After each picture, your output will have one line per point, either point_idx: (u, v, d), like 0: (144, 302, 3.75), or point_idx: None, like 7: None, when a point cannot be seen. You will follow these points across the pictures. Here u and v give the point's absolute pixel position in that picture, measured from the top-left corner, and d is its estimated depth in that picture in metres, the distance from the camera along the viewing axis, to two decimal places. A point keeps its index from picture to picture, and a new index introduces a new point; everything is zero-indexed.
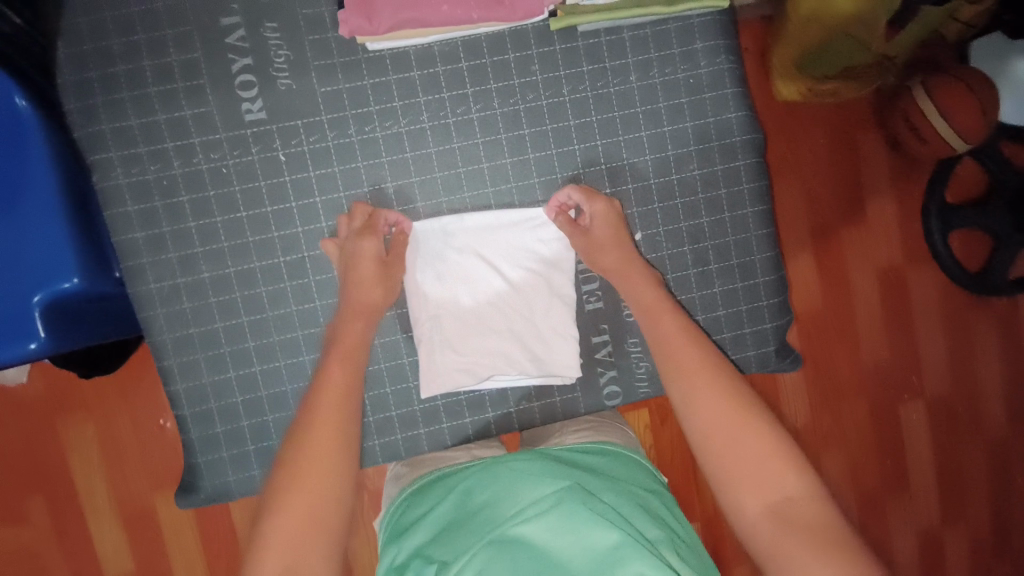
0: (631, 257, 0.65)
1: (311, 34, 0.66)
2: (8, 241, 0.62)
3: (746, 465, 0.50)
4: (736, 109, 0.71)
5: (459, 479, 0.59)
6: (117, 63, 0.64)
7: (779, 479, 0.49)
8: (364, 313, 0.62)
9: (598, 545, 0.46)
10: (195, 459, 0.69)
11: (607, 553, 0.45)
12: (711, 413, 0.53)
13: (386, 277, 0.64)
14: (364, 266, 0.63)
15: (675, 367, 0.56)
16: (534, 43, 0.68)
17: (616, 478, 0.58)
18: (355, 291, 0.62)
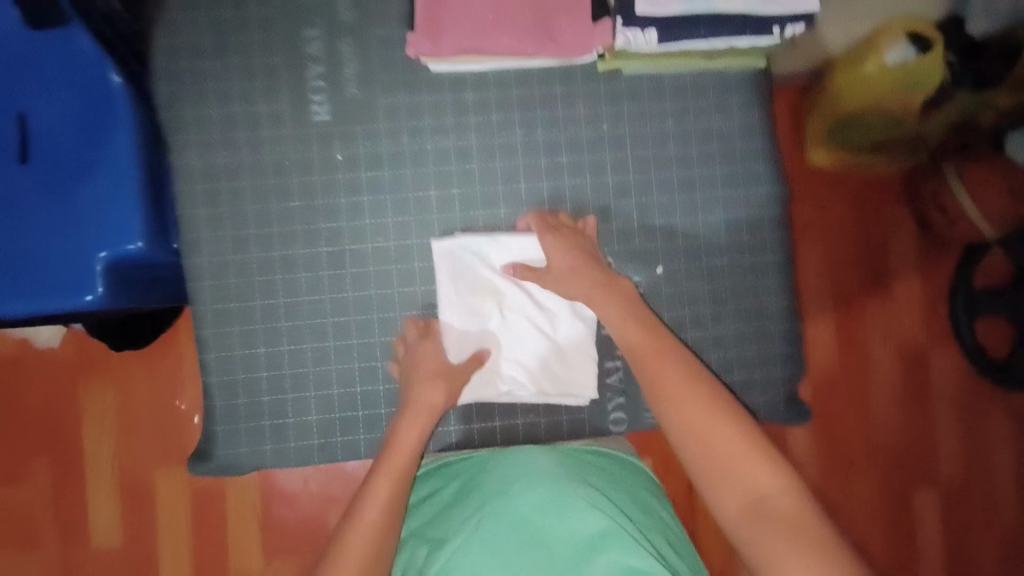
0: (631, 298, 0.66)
1: (381, 53, 0.72)
2: (86, 202, 0.69)
3: (726, 466, 0.53)
4: (765, 162, 0.75)
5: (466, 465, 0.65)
6: (207, 58, 0.71)
7: (754, 475, 0.52)
8: (423, 413, 0.65)
9: (588, 530, 0.54)
10: (213, 428, 0.72)
11: (595, 537, 0.53)
12: (684, 414, 0.56)
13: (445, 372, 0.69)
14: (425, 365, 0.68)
15: (654, 378, 0.59)
16: (581, 81, 0.74)
17: (619, 478, 0.64)
18: (420, 391, 0.67)
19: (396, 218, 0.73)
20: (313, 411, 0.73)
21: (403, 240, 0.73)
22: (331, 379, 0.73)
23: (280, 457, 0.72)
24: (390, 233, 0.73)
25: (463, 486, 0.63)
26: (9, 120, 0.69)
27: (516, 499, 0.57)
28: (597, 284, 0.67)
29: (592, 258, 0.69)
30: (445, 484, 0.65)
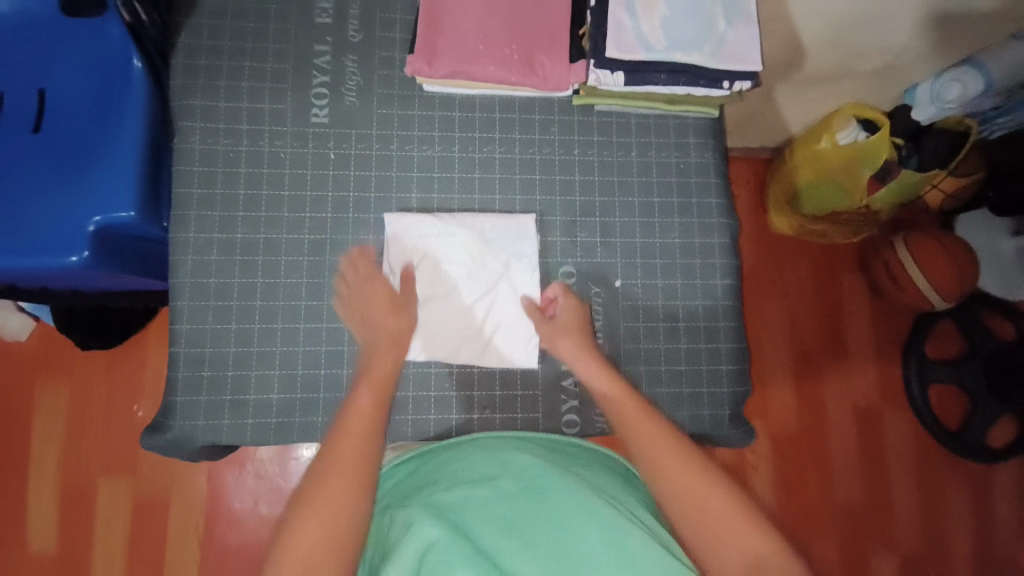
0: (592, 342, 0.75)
1: (382, 70, 0.81)
2: (88, 170, 0.74)
3: (717, 527, 0.58)
4: (717, 196, 0.84)
5: (446, 475, 0.68)
6: (224, 59, 0.78)
7: (747, 538, 0.57)
8: (391, 345, 0.71)
9: (568, 512, 0.60)
10: (173, 398, 0.74)
11: (573, 518, 0.59)
12: (677, 479, 0.61)
13: (403, 307, 0.74)
14: (380, 299, 0.73)
15: (643, 438, 0.65)
16: (557, 111, 0.83)
17: (585, 462, 0.71)
18: (381, 323, 0.72)
19: (378, 215, 0.79)
20: (275, 389, 0.75)
21: (381, 235, 0.79)
22: (296, 360, 0.76)
23: (236, 433, 0.74)
24: (370, 227, 0.79)
25: (436, 479, 0.68)
26: (29, 93, 0.75)
27: (493, 485, 0.64)
28: (580, 346, 0.74)
29: (581, 335, 0.75)
30: (416, 479, 0.70)
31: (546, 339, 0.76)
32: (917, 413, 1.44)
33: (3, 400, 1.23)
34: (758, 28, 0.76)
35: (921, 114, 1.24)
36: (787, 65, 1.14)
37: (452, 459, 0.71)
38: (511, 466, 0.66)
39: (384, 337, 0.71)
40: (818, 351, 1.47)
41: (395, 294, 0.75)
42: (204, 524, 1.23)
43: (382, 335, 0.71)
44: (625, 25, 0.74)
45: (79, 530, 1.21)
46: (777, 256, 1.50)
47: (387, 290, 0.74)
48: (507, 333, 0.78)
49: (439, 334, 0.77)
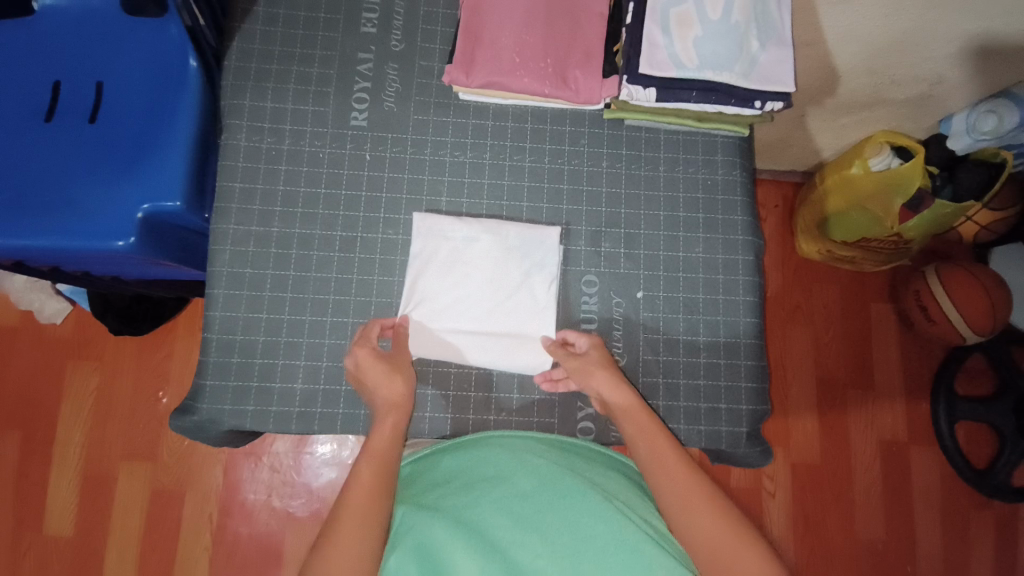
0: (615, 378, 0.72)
1: (420, 78, 0.84)
2: (138, 161, 0.78)
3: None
4: (743, 214, 0.85)
5: (460, 479, 0.69)
6: (273, 62, 0.82)
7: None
8: (392, 410, 0.69)
9: (582, 522, 0.62)
10: (203, 381, 0.76)
11: (585, 529, 0.61)
12: (710, 538, 0.60)
13: (399, 370, 0.71)
14: (376, 370, 0.70)
15: (678, 500, 0.63)
16: (588, 124, 0.85)
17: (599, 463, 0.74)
18: (381, 392, 0.69)
19: (408, 216, 0.81)
20: (300, 379, 0.77)
21: (409, 236, 0.81)
22: (322, 352, 0.78)
23: (260, 419, 0.76)
24: (401, 227, 0.81)
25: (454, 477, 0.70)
26: (87, 85, 0.80)
27: (509, 484, 0.67)
28: (614, 380, 0.72)
29: (614, 369, 0.73)
30: (434, 475, 0.72)
31: (579, 377, 0.74)
32: (945, 452, 1.40)
33: (35, 383, 1.28)
34: (791, 50, 0.77)
35: (957, 143, 1.24)
36: (820, 89, 1.15)
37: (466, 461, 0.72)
38: (526, 465, 0.69)
39: (388, 404, 0.69)
40: (844, 380, 1.44)
41: (388, 359, 0.71)
42: (218, 516, 1.26)
43: (383, 401, 0.69)
44: (659, 44, 0.76)
45: (97, 515, 1.24)
46: (803, 282, 1.49)
47: (384, 361, 0.71)
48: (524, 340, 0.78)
49: (452, 329, 0.78)
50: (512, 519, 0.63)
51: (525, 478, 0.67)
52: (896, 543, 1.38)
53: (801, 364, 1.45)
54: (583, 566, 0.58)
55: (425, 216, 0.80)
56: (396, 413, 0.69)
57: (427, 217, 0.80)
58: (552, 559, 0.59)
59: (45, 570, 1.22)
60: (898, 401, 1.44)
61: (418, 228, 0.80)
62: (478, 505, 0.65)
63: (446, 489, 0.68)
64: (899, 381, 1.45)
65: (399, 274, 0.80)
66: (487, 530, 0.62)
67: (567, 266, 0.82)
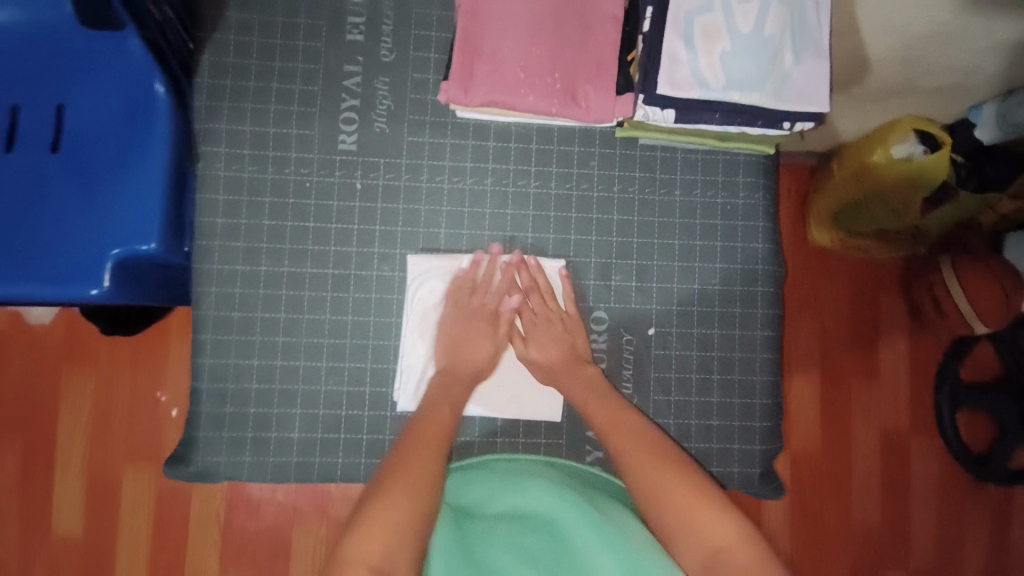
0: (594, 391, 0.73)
1: (414, 94, 0.76)
2: (105, 200, 0.71)
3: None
4: (763, 242, 0.79)
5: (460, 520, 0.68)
6: (251, 79, 0.74)
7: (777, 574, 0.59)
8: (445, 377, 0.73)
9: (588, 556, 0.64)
10: (195, 432, 0.73)
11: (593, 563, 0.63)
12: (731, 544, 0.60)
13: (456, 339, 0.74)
14: (478, 336, 0.75)
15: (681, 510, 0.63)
16: (598, 144, 0.78)
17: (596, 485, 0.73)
18: (474, 356, 0.74)
19: (404, 252, 0.76)
20: (297, 428, 0.74)
21: (406, 272, 0.76)
22: (318, 399, 0.74)
23: (257, 469, 0.73)
24: (397, 263, 0.75)
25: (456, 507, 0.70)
26: (47, 109, 0.72)
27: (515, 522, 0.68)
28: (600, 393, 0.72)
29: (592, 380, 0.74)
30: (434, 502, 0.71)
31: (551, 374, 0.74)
32: (947, 444, 1.39)
33: (27, 390, 1.25)
34: (828, 64, 0.69)
35: (985, 133, 1.16)
36: (847, 77, 1.05)
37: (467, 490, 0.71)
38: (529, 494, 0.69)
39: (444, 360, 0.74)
40: (848, 371, 1.42)
41: (496, 344, 0.76)
42: (224, 516, 1.26)
43: (467, 372, 0.74)
44: (681, 59, 0.68)
45: (104, 518, 1.24)
46: (813, 274, 1.43)
47: (489, 347, 0.75)
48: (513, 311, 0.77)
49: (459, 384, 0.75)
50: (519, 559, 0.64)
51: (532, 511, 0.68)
52: (894, 532, 1.40)
53: (805, 355, 1.42)
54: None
55: (421, 257, 0.75)
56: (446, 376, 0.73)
57: (423, 260, 0.75)
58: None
59: (56, 570, 1.24)
60: (902, 390, 1.43)
61: (416, 270, 0.75)
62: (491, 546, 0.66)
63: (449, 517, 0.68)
64: (905, 371, 1.43)
65: (397, 314, 0.75)
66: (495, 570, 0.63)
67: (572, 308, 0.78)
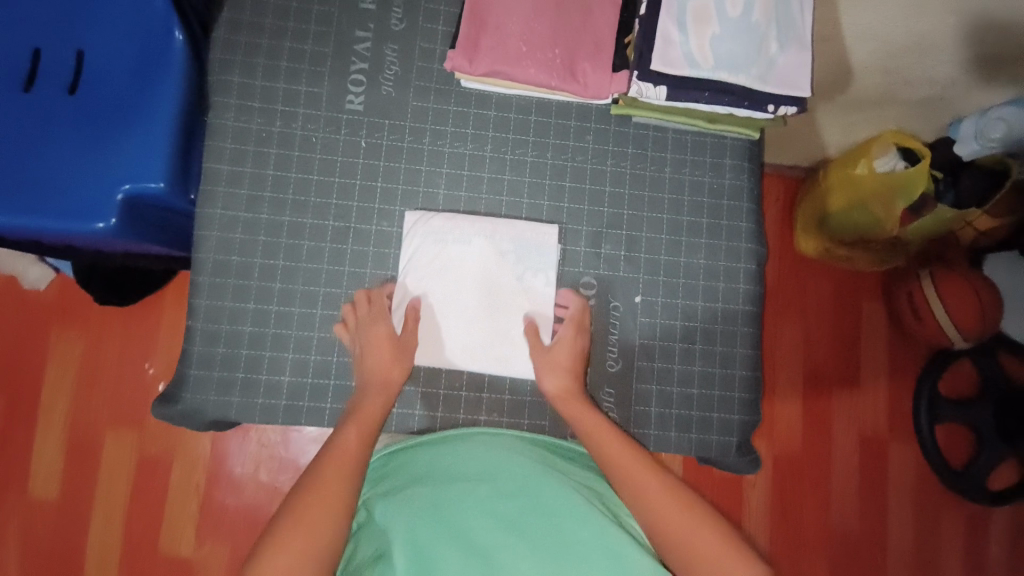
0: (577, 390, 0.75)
1: (421, 61, 0.80)
2: (117, 140, 0.74)
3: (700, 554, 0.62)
4: (748, 221, 0.83)
5: (431, 491, 0.68)
6: (265, 37, 0.78)
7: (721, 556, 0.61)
8: (383, 390, 0.72)
9: (564, 520, 0.65)
10: (187, 370, 0.75)
11: (569, 525, 0.65)
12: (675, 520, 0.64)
13: (401, 353, 0.74)
14: (382, 349, 0.73)
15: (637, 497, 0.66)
16: (594, 119, 0.82)
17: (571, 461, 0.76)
18: (380, 370, 0.73)
19: (403, 210, 0.78)
20: (288, 372, 0.76)
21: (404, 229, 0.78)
22: (311, 345, 0.76)
23: (245, 411, 0.75)
24: (396, 219, 0.78)
25: (437, 475, 0.70)
26: (66, 52, 0.76)
27: (491, 485, 0.68)
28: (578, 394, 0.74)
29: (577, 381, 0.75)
30: (410, 469, 0.73)
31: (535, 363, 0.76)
32: (926, 455, 1.41)
33: (16, 348, 1.25)
34: (810, 53, 0.73)
35: (963, 149, 1.21)
36: (831, 85, 1.10)
37: (441, 462, 0.72)
38: (506, 464, 0.71)
39: (377, 371, 0.72)
40: (830, 377, 1.45)
41: (399, 346, 0.74)
42: (205, 486, 1.25)
43: (376, 381, 0.72)
44: (673, 40, 0.72)
45: (82, 483, 1.23)
46: (798, 280, 1.47)
47: (392, 345, 0.74)
48: (467, 341, 0.77)
49: (446, 339, 0.77)
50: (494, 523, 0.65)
51: (507, 480, 0.69)
52: (872, 537, 1.42)
53: (789, 358, 1.45)
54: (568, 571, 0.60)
55: (418, 216, 0.78)
56: (385, 394, 0.72)
57: (419, 217, 0.78)
58: (535, 563, 0.61)
59: (28, 535, 1.22)
60: (882, 398, 1.46)
61: (411, 226, 0.78)
62: (463, 511, 0.66)
63: (425, 492, 0.69)
64: (885, 379, 1.46)
65: (394, 268, 0.78)
66: (468, 536, 0.64)
67: (562, 273, 0.80)
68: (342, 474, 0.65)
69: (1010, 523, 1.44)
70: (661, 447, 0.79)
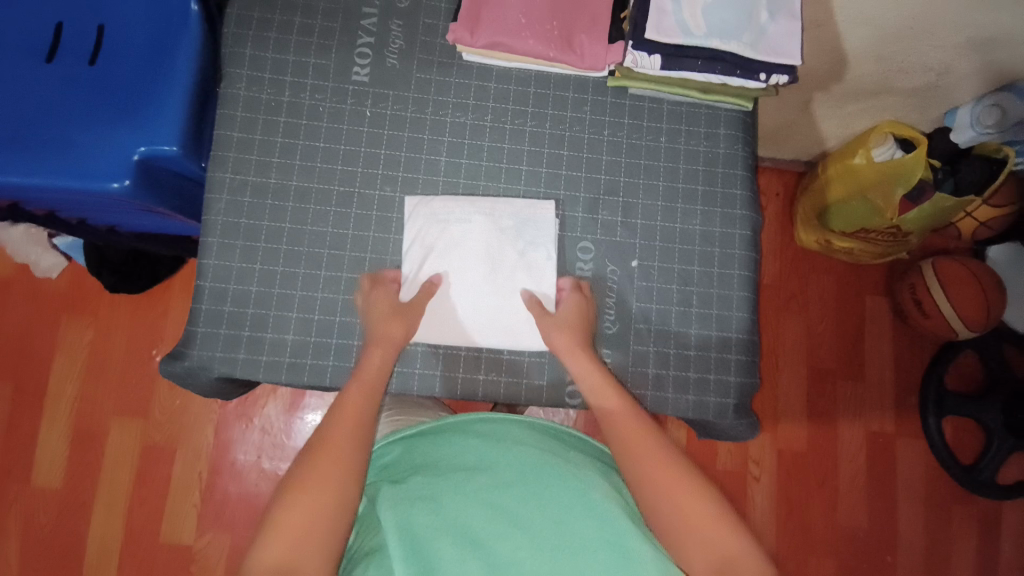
0: (578, 346, 0.75)
1: (424, 36, 0.83)
2: (134, 104, 0.78)
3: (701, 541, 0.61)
4: (742, 188, 0.85)
5: (433, 479, 0.69)
6: (276, 13, 0.81)
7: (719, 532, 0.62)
8: (385, 345, 0.74)
9: (561, 504, 0.64)
10: (196, 328, 0.77)
11: (566, 510, 0.64)
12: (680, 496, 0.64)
13: (403, 315, 0.76)
14: (382, 308, 0.76)
15: (644, 475, 0.66)
16: (591, 91, 0.84)
17: (578, 446, 0.78)
18: (380, 327, 0.74)
19: (403, 195, 0.81)
20: (292, 331, 0.78)
21: (404, 214, 0.80)
22: (315, 305, 0.78)
23: (250, 368, 0.77)
24: (398, 185, 0.81)
25: (438, 466, 0.71)
26: (88, 27, 0.80)
27: (491, 475, 0.68)
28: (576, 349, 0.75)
29: (580, 334, 0.76)
30: (412, 458, 0.74)
31: (546, 332, 0.76)
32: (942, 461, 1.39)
33: (27, 334, 1.28)
34: (799, 24, 0.76)
35: (959, 136, 1.21)
36: (828, 74, 1.11)
37: (443, 455, 0.73)
38: (507, 455, 0.71)
39: (377, 338, 0.74)
40: (833, 370, 1.44)
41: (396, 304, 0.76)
42: (208, 474, 1.26)
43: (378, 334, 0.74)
44: (667, 9, 0.75)
45: (87, 469, 1.24)
46: (799, 272, 1.48)
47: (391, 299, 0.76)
48: (476, 298, 0.79)
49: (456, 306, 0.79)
50: (493, 512, 0.64)
51: (506, 470, 0.69)
52: (882, 538, 1.39)
53: (792, 351, 1.45)
54: (564, 555, 0.60)
55: (418, 200, 0.80)
56: (385, 348, 0.74)
57: (420, 201, 0.80)
58: (532, 550, 0.61)
59: (33, 522, 1.22)
60: (887, 389, 1.45)
61: (413, 210, 0.80)
62: (463, 501, 0.66)
63: (426, 481, 0.69)
64: (889, 369, 1.45)
65: (396, 232, 0.80)
66: (467, 527, 0.63)
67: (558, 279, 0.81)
68: (348, 434, 0.67)
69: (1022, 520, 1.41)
70: (658, 409, 0.80)
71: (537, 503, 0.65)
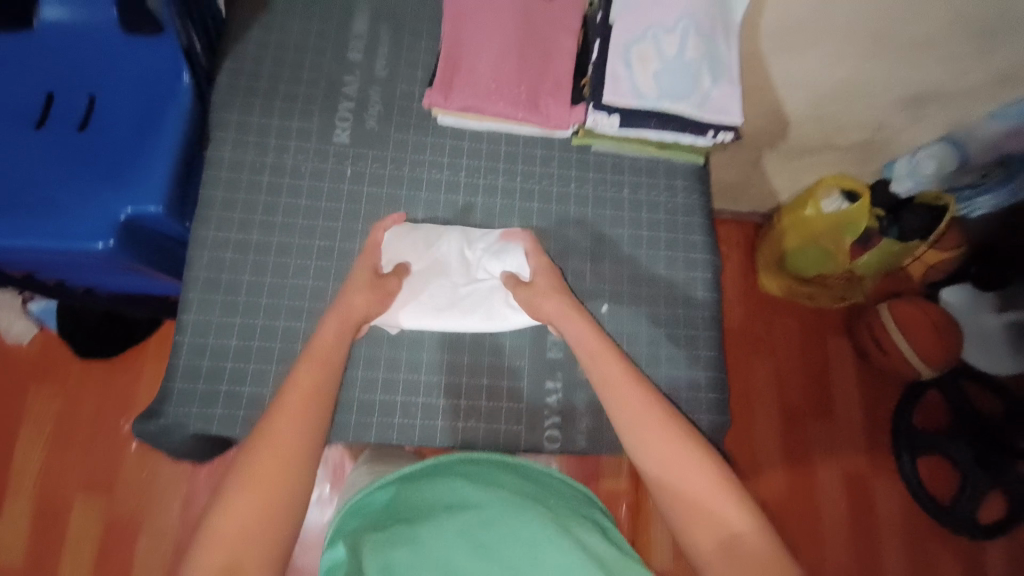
0: (570, 308, 0.76)
1: (401, 102, 0.90)
2: (121, 168, 0.81)
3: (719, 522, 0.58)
4: (701, 234, 0.91)
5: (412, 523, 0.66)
6: (262, 82, 0.87)
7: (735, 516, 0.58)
8: (344, 318, 0.72)
9: (533, 535, 0.63)
10: (172, 384, 0.77)
11: (538, 540, 0.62)
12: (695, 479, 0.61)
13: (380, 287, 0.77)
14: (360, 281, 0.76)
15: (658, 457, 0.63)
16: (558, 149, 0.91)
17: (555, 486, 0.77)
18: (351, 297, 0.74)
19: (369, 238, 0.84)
20: (270, 383, 0.78)
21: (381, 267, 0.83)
22: (294, 356, 0.79)
23: (226, 423, 0.76)
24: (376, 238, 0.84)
25: (419, 510, 0.69)
26: (80, 98, 0.84)
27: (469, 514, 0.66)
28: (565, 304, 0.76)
29: (565, 296, 0.77)
30: (393, 506, 0.72)
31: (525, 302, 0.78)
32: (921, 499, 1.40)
33: None
34: (739, 88, 0.83)
35: (900, 186, 1.32)
36: (773, 134, 1.22)
37: (426, 497, 0.71)
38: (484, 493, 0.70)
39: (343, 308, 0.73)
40: (805, 410, 1.48)
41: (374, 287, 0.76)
42: (177, 549, 1.19)
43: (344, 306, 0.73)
44: (621, 75, 0.82)
45: (45, 550, 1.17)
46: (765, 315, 1.54)
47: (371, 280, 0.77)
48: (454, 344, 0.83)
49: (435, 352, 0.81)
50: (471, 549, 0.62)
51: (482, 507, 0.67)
52: None
53: (764, 393, 1.48)
54: None
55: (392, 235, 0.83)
56: (349, 320, 0.72)
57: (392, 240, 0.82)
58: None
59: None
60: (858, 427, 1.48)
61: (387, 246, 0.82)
62: (442, 541, 0.63)
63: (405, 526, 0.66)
64: (858, 408, 1.49)
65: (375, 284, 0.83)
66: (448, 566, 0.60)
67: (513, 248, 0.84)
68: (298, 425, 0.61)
69: (1006, 556, 1.41)
70: None
71: (510, 534, 0.63)
